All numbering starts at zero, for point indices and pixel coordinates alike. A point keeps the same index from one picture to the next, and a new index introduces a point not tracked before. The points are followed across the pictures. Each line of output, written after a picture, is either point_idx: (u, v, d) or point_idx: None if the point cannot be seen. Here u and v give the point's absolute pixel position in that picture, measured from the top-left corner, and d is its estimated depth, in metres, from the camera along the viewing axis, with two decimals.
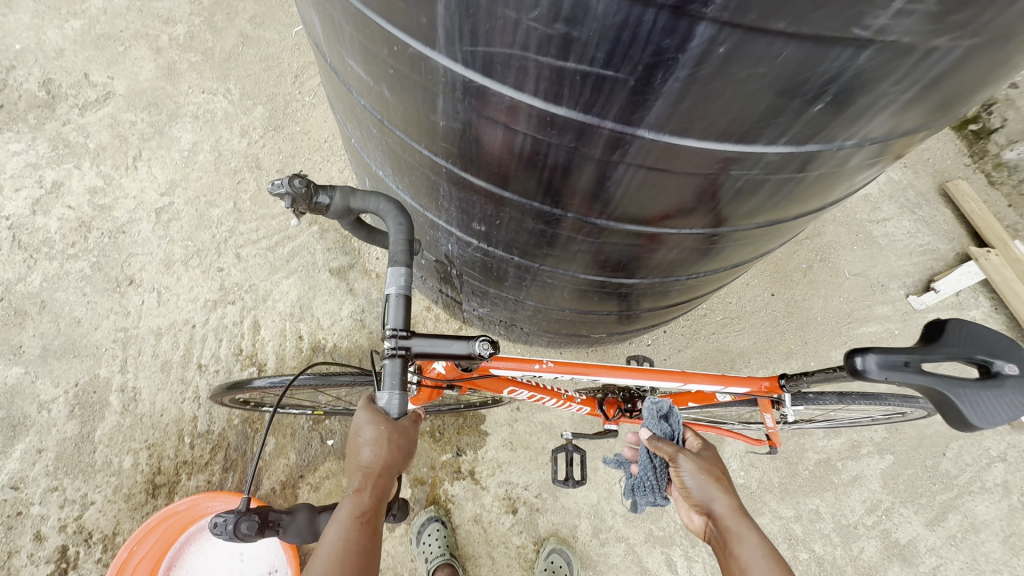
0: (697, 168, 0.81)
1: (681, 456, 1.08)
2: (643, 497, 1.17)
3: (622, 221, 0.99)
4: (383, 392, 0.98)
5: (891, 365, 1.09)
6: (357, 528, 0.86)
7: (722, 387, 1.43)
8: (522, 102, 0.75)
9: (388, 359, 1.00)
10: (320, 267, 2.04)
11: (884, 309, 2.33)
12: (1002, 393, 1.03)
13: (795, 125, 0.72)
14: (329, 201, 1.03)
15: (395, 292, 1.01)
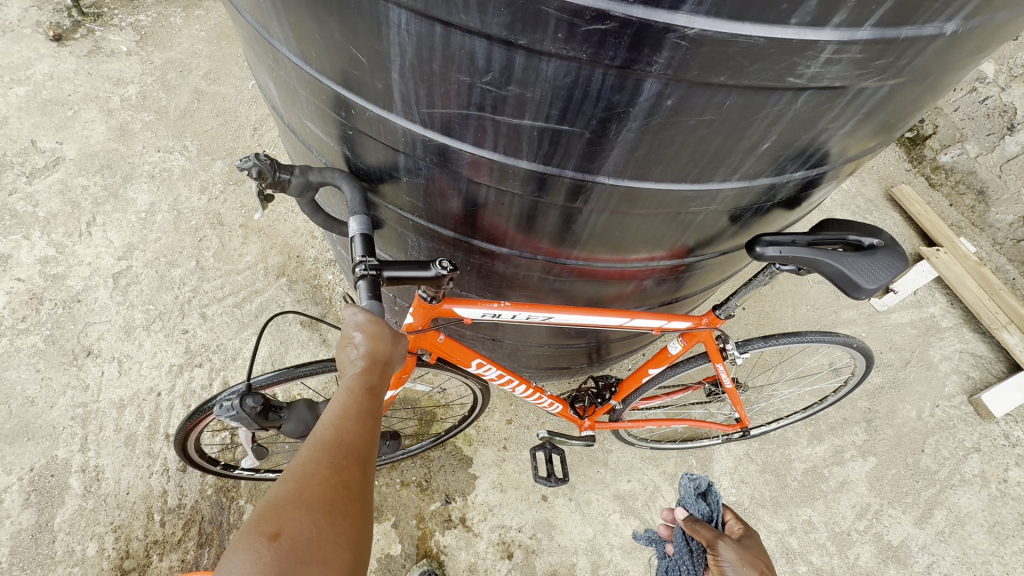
0: (657, 208, 0.83)
1: (720, 542, 1.03)
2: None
3: (591, 260, 1.00)
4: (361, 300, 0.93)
5: (781, 240, 1.02)
6: (365, 395, 0.79)
7: (666, 321, 1.28)
8: (482, 157, 0.76)
9: (360, 280, 0.93)
10: (291, 319, 1.99)
11: (850, 313, 2.41)
12: (873, 261, 1.07)
13: (745, 163, 0.75)
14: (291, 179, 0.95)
15: (358, 231, 0.96)
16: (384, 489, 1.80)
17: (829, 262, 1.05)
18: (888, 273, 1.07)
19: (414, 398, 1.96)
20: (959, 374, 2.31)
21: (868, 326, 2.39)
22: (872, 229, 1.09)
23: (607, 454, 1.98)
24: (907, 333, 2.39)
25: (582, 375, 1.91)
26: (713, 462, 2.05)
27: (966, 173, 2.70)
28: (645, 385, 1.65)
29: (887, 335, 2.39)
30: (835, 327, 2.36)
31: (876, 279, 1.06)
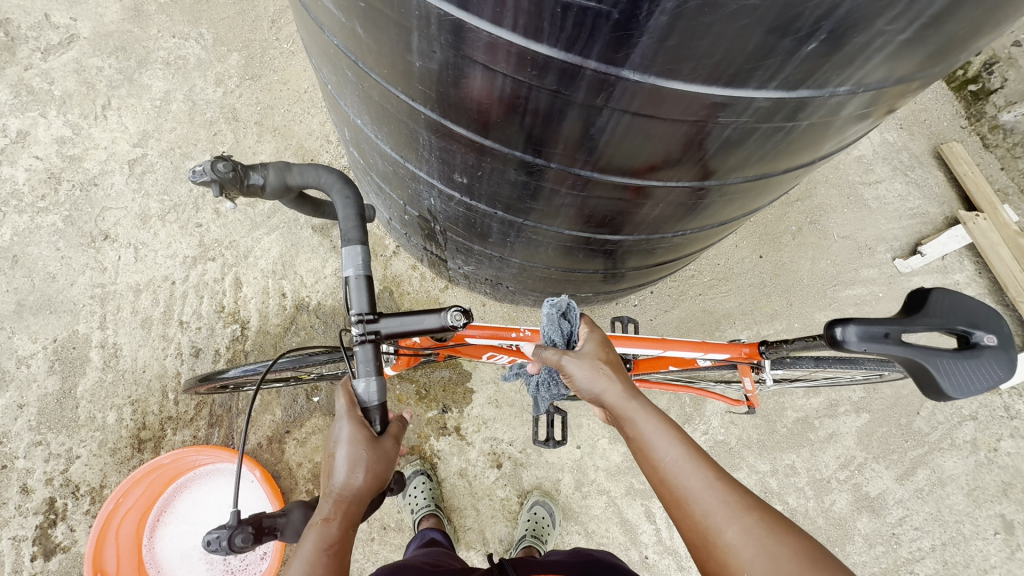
0: (682, 114, 0.78)
1: (566, 360, 0.98)
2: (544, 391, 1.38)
3: (607, 173, 0.96)
4: (360, 379, 0.96)
5: (869, 336, 0.99)
6: (324, 561, 0.79)
7: (704, 354, 1.42)
8: (501, 39, 0.71)
9: (359, 345, 0.98)
10: (302, 223, 1.99)
11: (871, 273, 2.33)
12: (982, 367, 0.94)
13: (786, 68, 0.68)
14: (265, 178, 1.03)
15: (353, 273, 1.00)
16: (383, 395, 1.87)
17: (920, 364, 0.95)
18: (987, 386, 0.94)
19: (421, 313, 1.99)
20: None
21: (887, 287, 2.32)
22: (991, 326, 0.95)
23: None
24: None
25: (587, 304, 1.93)
26: (706, 403, 2.06)
27: None
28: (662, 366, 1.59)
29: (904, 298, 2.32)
30: (852, 285, 2.30)
31: (967, 392, 0.93)
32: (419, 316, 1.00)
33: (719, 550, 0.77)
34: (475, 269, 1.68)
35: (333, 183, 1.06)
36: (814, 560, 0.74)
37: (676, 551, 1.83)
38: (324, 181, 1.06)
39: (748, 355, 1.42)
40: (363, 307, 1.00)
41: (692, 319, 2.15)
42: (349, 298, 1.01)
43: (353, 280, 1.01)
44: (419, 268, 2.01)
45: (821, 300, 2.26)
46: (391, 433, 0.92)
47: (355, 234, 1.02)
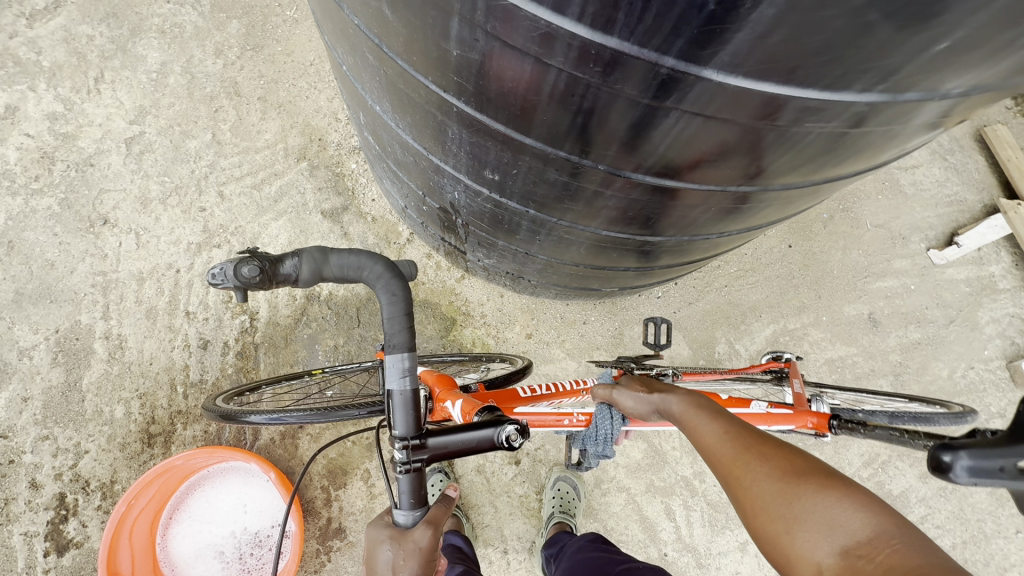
0: (763, 118, 0.67)
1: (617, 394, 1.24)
2: (594, 446, 1.31)
3: (660, 177, 0.86)
4: (399, 511, 0.89)
5: (985, 472, 0.62)
6: None
7: (767, 427, 1.37)
8: (561, 29, 0.60)
9: (401, 473, 0.91)
10: (312, 209, 1.90)
11: (903, 264, 2.23)
12: None
13: (900, 70, 0.58)
14: (297, 269, 0.98)
15: (399, 389, 0.94)
16: None
17: None
18: None
19: (436, 304, 1.91)
20: (1003, 339, 2.21)
21: (919, 278, 2.23)
22: None
23: None
24: (960, 291, 2.23)
25: (610, 297, 1.84)
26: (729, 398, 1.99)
27: None
28: (713, 374, 1.75)
29: (937, 290, 2.23)
30: (883, 277, 2.21)
31: None
32: (467, 432, 0.94)
33: (730, 481, 0.78)
34: (496, 262, 1.59)
35: (373, 274, 0.99)
36: (816, 477, 0.69)
37: (695, 549, 1.81)
38: (363, 272, 0.99)
39: (814, 427, 1.37)
40: (407, 425, 0.94)
41: (716, 312, 2.07)
42: (393, 415, 0.94)
43: (398, 393, 0.95)
44: (434, 256, 1.91)
45: (850, 293, 2.17)
46: (427, 529, 0.85)
47: (399, 338, 0.96)
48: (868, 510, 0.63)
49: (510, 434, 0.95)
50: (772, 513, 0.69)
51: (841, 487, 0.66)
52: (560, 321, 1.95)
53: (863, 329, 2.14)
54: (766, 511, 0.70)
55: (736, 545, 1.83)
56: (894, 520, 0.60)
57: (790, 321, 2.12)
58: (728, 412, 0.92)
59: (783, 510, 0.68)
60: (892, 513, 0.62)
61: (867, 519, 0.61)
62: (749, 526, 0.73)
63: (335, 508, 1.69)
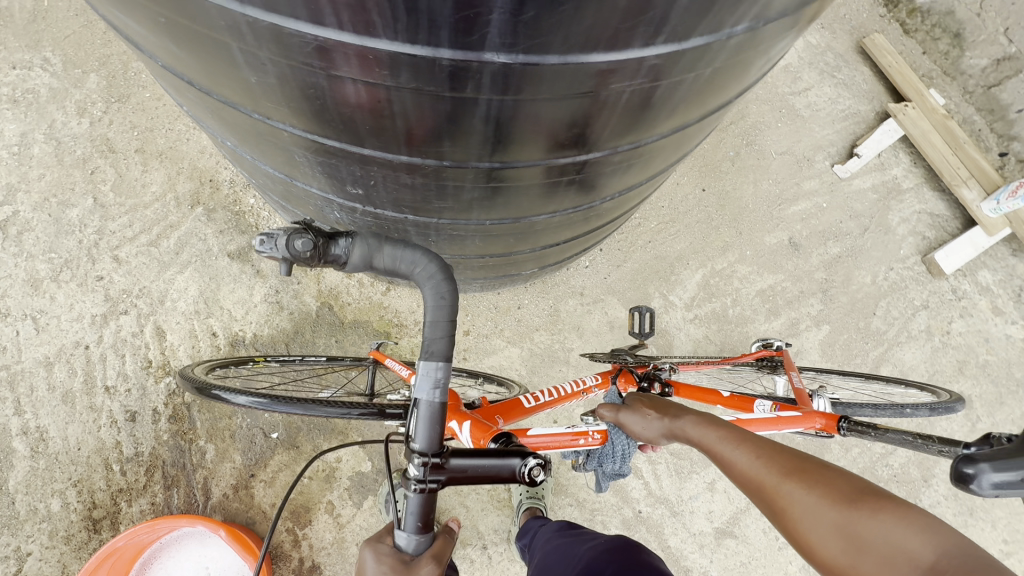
0: (569, 89, 0.67)
1: (620, 415, 1.21)
2: (612, 464, 1.28)
3: (508, 161, 0.85)
4: (401, 532, 0.81)
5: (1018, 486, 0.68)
6: None
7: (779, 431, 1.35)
8: (330, 40, 0.58)
9: (412, 492, 0.83)
10: (217, 253, 1.83)
11: (813, 184, 2.31)
12: None
13: (669, 19, 0.58)
14: (347, 251, 0.85)
15: (426, 401, 0.86)
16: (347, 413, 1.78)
17: None
18: None
19: (368, 321, 1.88)
20: (916, 236, 2.32)
21: (830, 195, 2.31)
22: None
23: (569, 352, 1.98)
24: (869, 199, 2.33)
25: (536, 277, 1.85)
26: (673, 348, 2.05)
27: (944, 15, 2.43)
28: (708, 367, 1.72)
29: (848, 202, 2.32)
30: (796, 201, 2.28)
31: None
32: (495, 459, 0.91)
33: (772, 510, 0.76)
34: None
35: (424, 274, 0.87)
36: (866, 500, 0.68)
37: (667, 499, 1.87)
38: (411, 267, 0.87)
39: (822, 428, 1.38)
40: (427, 443, 0.87)
41: (646, 269, 2.10)
42: (414, 428, 0.87)
43: (423, 405, 0.88)
44: (354, 274, 1.88)
45: (768, 222, 2.24)
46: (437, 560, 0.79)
47: (439, 346, 0.87)
48: (927, 530, 0.62)
49: (532, 466, 0.93)
50: (828, 540, 0.68)
51: (895, 509, 0.65)
52: (495, 311, 1.95)
53: (786, 255, 2.21)
54: (821, 543, 0.68)
55: (705, 486, 1.89)
56: (958, 542, 0.60)
57: (717, 262, 2.17)
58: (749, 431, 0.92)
59: (841, 542, 0.67)
60: (952, 534, 0.62)
61: (930, 540, 0.61)
62: (801, 552, 0.71)
63: (305, 547, 1.68)
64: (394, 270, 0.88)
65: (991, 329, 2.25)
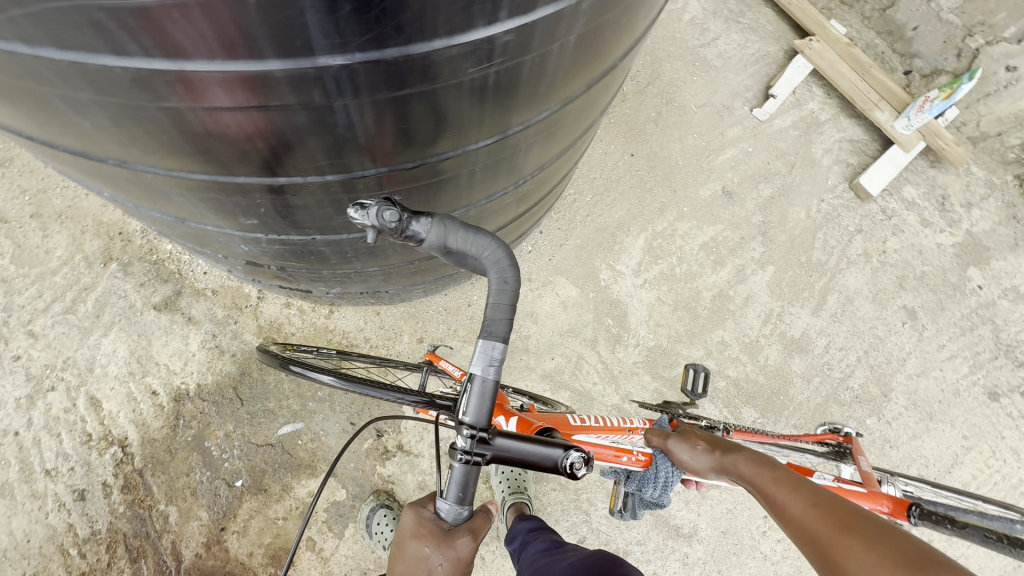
0: (426, 81, 0.63)
1: (670, 441, 1.37)
2: (653, 488, 1.45)
3: (394, 165, 0.81)
4: (446, 499, 0.93)
5: None
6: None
7: None
8: (143, 71, 0.54)
9: (457, 460, 0.90)
10: (142, 308, 1.73)
11: (736, 131, 2.35)
12: None
13: None
14: (425, 231, 0.81)
15: (481, 380, 0.89)
16: (311, 445, 1.72)
17: None
18: None
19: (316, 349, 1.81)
20: (841, 164, 2.39)
21: (754, 139, 2.36)
22: None
23: (528, 340, 1.97)
24: (790, 137, 2.39)
25: (479, 272, 1.82)
26: (629, 316, 2.06)
27: None
28: (763, 433, 1.74)
29: (772, 143, 2.37)
30: (722, 150, 2.32)
31: None
32: (539, 445, 0.96)
33: (825, 558, 0.82)
34: (344, 288, 1.52)
35: (496, 262, 0.86)
36: (922, 565, 0.72)
37: None
38: (482, 252, 0.87)
39: (890, 514, 1.31)
40: (478, 420, 0.91)
41: (590, 243, 2.10)
42: (468, 405, 0.90)
43: (477, 380, 0.90)
44: (294, 303, 1.81)
45: (699, 176, 2.27)
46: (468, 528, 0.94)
47: (500, 326, 0.87)
48: None
49: (574, 460, 0.96)
50: None
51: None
52: (445, 313, 1.92)
53: (722, 205, 2.25)
54: None
55: None
56: None
57: (657, 224, 2.18)
58: (803, 478, 1.03)
59: None
60: None
61: None
62: None
63: None
64: (466, 252, 0.85)
65: (923, 240, 2.34)
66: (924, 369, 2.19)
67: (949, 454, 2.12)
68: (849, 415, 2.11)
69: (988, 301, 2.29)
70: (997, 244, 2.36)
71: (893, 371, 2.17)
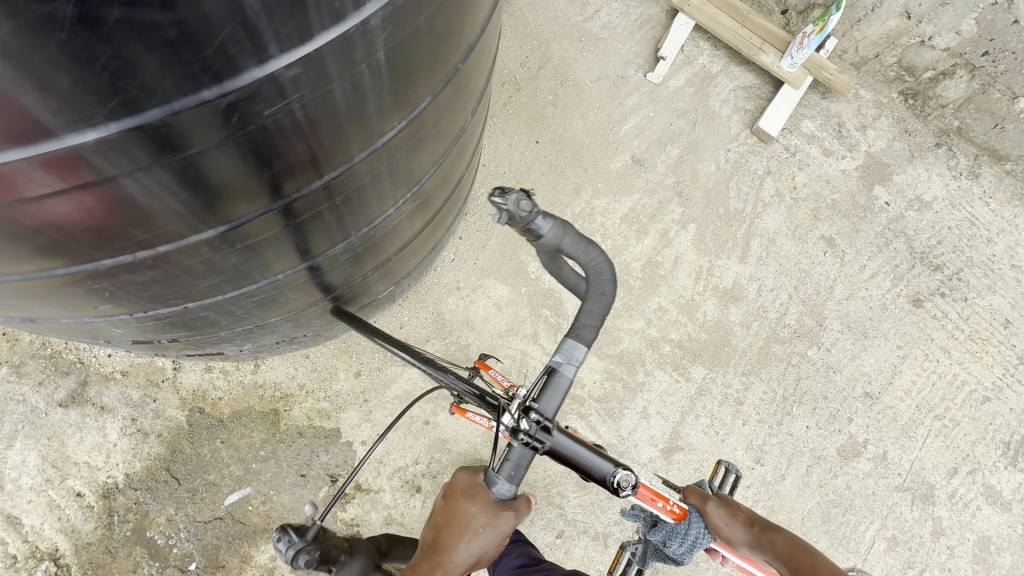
0: (214, 134, 0.59)
1: (709, 502, 1.36)
2: (678, 545, 1.32)
3: (231, 220, 0.75)
4: (501, 476, 1.03)
5: None
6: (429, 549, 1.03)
7: None
8: None
9: (518, 444, 1.01)
10: (46, 409, 1.63)
11: (634, 99, 2.36)
12: None
13: (254, 29, 0.51)
14: (547, 230, 0.93)
15: (564, 371, 1.03)
16: (264, 507, 1.66)
17: None
18: None
19: (249, 408, 1.72)
20: (740, 112, 2.44)
21: (653, 104, 2.38)
22: None
23: (468, 349, 1.96)
24: (687, 95, 2.42)
25: (402, 293, 1.77)
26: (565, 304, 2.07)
27: None
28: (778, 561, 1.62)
29: (671, 104, 2.39)
30: (625, 120, 2.33)
31: None
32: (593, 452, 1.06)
33: None
34: (257, 342, 1.43)
35: (601, 274, 0.99)
36: None
37: None
38: (589, 261, 1.00)
39: None
40: (547, 410, 1.04)
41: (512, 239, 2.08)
42: (545, 394, 1.03)
43: (557, 373, 1.04)
44: (213, 366, 1.70)
45: (607, 150, 2.27)
46: (514, 507, 1.05)
47: (589, 332, 1.03)
48: None
49: (624, 478, 1.09)
50: None
51: None
52: None
53: (634, 174, 2.27)
54: None
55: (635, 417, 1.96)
56: None
57: (575, 206, 2.19)
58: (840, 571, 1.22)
59: None
60: None
61: None
62: None
63: None
64: (574, 257, 0.98)
65: (828, 169, 2.43)
66: (851, 292, 2.29)
67: (888, 367, 2.22)
68: (791, 351, 2.19)
69: (897, 215, 2.39)
70: (896, 159, 2.46)
71: (824, 300, 2.26)
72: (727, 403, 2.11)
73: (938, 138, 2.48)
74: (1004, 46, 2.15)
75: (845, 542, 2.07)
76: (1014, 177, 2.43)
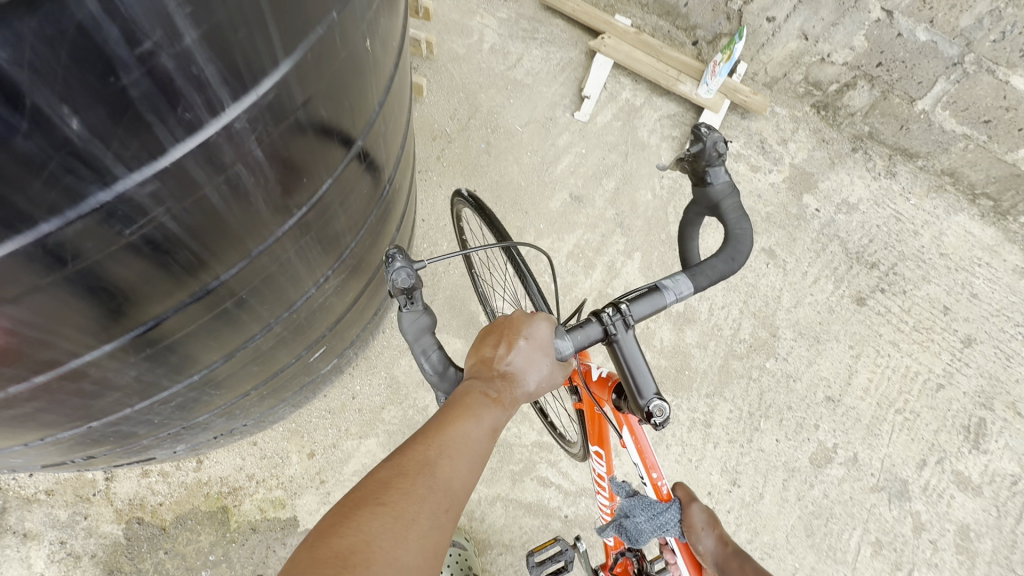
0: (64, 262, 0.55)
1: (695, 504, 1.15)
2: (644, 518, 1.13)
3: (116, 338, 0.70)
4: (565, 338, 0.97)
5: None
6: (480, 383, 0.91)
7: None
8: None
9: (592, 319, 1.00)
10: None
11: (565, 138, 2.43)
12: None
13: (85, 157, 0.48)
14: (720, 181, 1.03)
15: (670, 291, 1.00)
16: None
17: None
18: None
19: (195, 508, 1.66)
20: (668, 140, 2.53)
21: (584, 141, 2.44)
22: None
23: None
24: (615, 129, 2.49)
25: (350, 363, 1.72)
26: None
27: None
28: None
29: (601, 139, 2.46)
30: (559, 159, 2.38)
31: None
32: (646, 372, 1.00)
33: None
34: (194, 440, 1.33)
35: (742, 239, 1.02)
36: None
37: (586, 488, 1.92)
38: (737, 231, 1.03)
39: None
40: (636, 312, 1.00)
41: (459, 292, 2.07)
42: (640, 297, 0.99)
43: (663, 288, 1.00)
44: (150, 471, 1.66)
45: (545, 191, 2.31)
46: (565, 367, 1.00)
47: (706, 280, 1.00)
48: None
49: (658, 409, 0.99)
50: None
51: None
52: (330, 415, 1.78)
53: (574, 211, 2.30)
54: None
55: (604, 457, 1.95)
56: None
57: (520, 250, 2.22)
58: None
59: None
60: None
61: None
62: None
63: None
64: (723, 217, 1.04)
65: (758, 184, 2.52)
66: (798, 299, 2.35)
67: (844, 368, 2.27)
68: (750, 365, 2.21)
69: (829, 220, 2.50)
70: (819, 167, 2.58)
71: (773, 310, 2.31)
72: (695, 427, 2.12)
73: (853, 144, 2.63)
74: (894, 56, 2.32)
75: (832, 553, 2.05)
76: (927, 171, 2.59)
